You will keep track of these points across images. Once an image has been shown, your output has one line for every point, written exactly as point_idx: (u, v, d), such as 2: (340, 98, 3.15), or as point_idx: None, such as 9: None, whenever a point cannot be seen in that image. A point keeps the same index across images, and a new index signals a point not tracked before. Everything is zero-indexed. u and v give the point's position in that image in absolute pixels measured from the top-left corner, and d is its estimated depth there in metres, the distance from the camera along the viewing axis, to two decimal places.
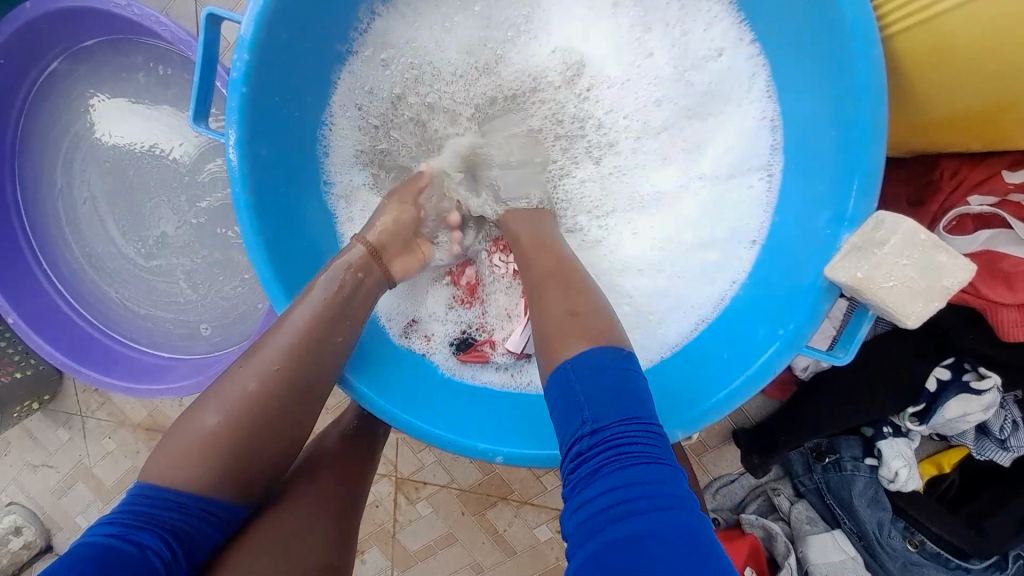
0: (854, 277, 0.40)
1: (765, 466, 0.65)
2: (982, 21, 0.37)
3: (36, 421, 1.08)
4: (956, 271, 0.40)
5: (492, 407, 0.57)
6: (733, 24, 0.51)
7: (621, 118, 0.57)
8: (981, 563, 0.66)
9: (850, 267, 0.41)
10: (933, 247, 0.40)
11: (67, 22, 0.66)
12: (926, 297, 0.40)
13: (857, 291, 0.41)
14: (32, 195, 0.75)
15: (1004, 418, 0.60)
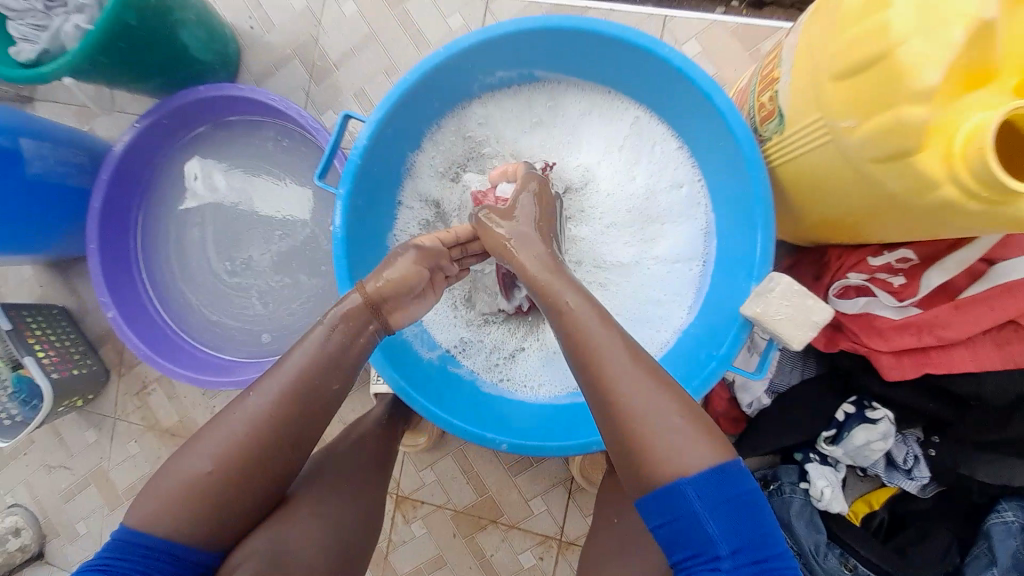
0: (755, 311, 0.59)
1: None
2: (815, 158, 0.55)
3: (64, 422, 1.16)
4: (822, 311, 0.59)
5: (506, 409, 0.74)
6: (689, 166, 0.76)
7: (611, 208, 0.80)
8: None
9: (752, 305, 0.60)
10: (805, 295, 0.59)
11: (222, 102, 0.88)
12: (803, 328, 0.58)
13: (758, 321, 0.59)
14: (149, 218, 0.94)
15: (906, 452, 0.75)
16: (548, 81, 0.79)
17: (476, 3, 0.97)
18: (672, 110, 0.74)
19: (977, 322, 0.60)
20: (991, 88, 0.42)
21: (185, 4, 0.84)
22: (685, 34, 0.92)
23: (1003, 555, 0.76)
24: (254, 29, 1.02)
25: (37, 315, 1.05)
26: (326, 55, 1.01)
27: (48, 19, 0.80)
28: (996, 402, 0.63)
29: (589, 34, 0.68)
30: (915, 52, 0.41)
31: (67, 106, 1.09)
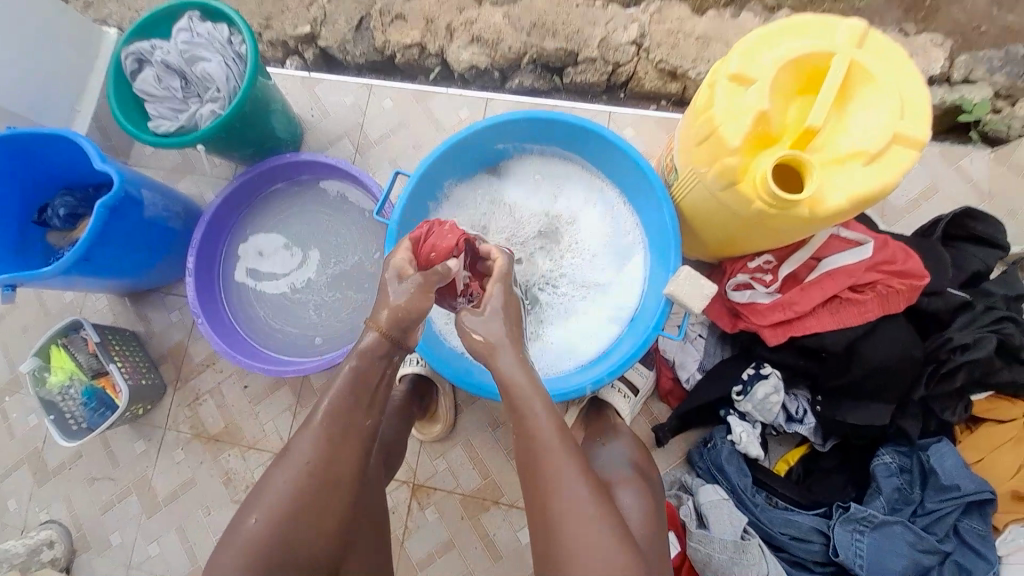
0: (671, 290, 0.91)
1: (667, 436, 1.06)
2: (694, 195, 0.90)
3: (115, 434, 1.34)
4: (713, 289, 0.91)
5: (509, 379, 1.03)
6: (627, 210, 1.12)
7: (574, 239, 1.14)
8: (818, 513, 0.99)
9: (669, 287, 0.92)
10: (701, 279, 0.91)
11: (298, 167, 1.20)
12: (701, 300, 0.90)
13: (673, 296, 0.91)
14: (230, 251, 1.22)
15: (796, 404, 1.01)
16: (536, 149, 1.15)
17: (479, 100, 1.37)
18: (616, 172, 1.10)
19: (814, 297, 0.92)
20: (773, 148, 0.77)
21: (275, 99, 1.19)
22: (625, 122, 1.33)
23: (887, 489, 0.95)
24: (314, 116, 1.38)
25: (116, 336, 1.28)
26: (367, 135, 1.37)
27: (183, 104, 1.14)
28: (838, 351, 0.94)
29: (564, 123, 1.05)
30: (729, 131, 0.76)
31: (158, 170, 1.39)
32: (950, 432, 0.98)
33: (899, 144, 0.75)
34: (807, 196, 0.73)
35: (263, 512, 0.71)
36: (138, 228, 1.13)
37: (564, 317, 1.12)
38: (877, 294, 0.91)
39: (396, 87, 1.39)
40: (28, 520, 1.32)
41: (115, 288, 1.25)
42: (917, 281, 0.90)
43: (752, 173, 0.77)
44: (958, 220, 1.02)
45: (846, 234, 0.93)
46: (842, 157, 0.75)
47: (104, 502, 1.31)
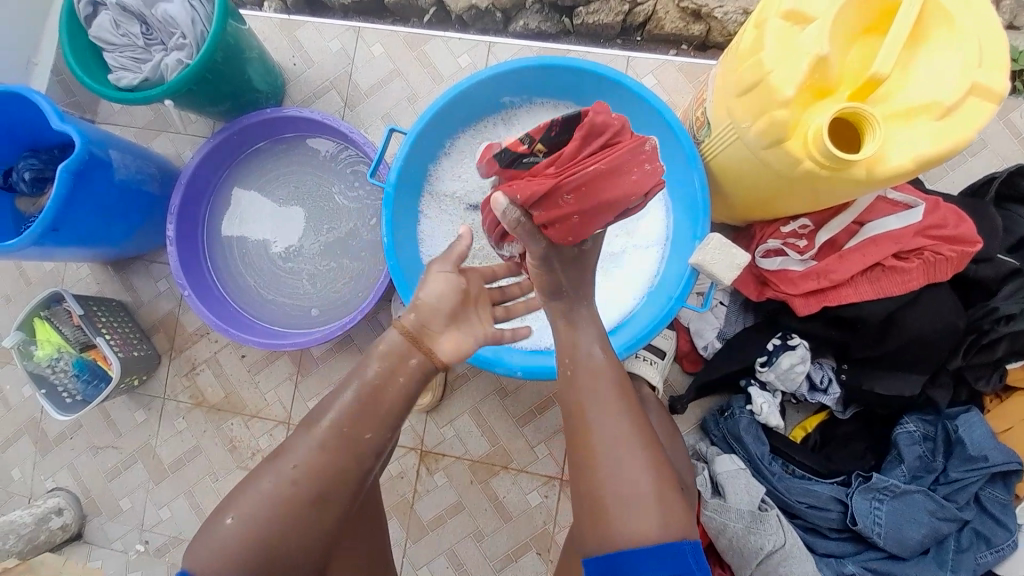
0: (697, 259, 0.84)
1: (682, 403, 1.02)
2: (727, 153, 0.81)
3: (114, 403, 1.27)
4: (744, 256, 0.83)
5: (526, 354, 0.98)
6: (650, 166, 1.01)
7: None
8: (835, 482, 0.95)
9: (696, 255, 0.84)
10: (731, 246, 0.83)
11: (283, 122, 1.08)
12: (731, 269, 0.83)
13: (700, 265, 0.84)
14: (213, 216, 1.13)
15: (822, 374, 0.96)
16: (548, 103, 1.03)
17: (481, 44, 1.22)
18: (641, 129, 0.99)
19: (854, 265, 0.86)
20: (831, 99, 0.67)
21: (250, 45, 1.05)
22: (644, 69, 1.19)
23: (909, 457, 0.92)
24: (297, 65, 1.24)
25: (101, 306, 1.20)
26: (357, 86, 1.23)
27: (147, 53, 1.00)
28: (874, 323, 0.88)
29: (584, 71, 0.94)
30: (779, 79, 0.65)
31: (128, 127, 1.26)
32: (978, 401, 0.94)
33: (977, 95, 0.64)
34: (867, 156, 0.64)
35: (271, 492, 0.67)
36: (112, 193, 1.04)
37: None
38: (923, 262, 0.84)
39: (387, 31, 1.23)
40: (36, 488, 1.26)
41: (94, 257, 1.16)
42: (969, 246, 0.83)
43: (804, 128, 0.67)
44: (1010, 178, 0.94)
45: (894, 195, 0.86)
46: (911, 109, 0.65)
47: (109, 469, 1.25)
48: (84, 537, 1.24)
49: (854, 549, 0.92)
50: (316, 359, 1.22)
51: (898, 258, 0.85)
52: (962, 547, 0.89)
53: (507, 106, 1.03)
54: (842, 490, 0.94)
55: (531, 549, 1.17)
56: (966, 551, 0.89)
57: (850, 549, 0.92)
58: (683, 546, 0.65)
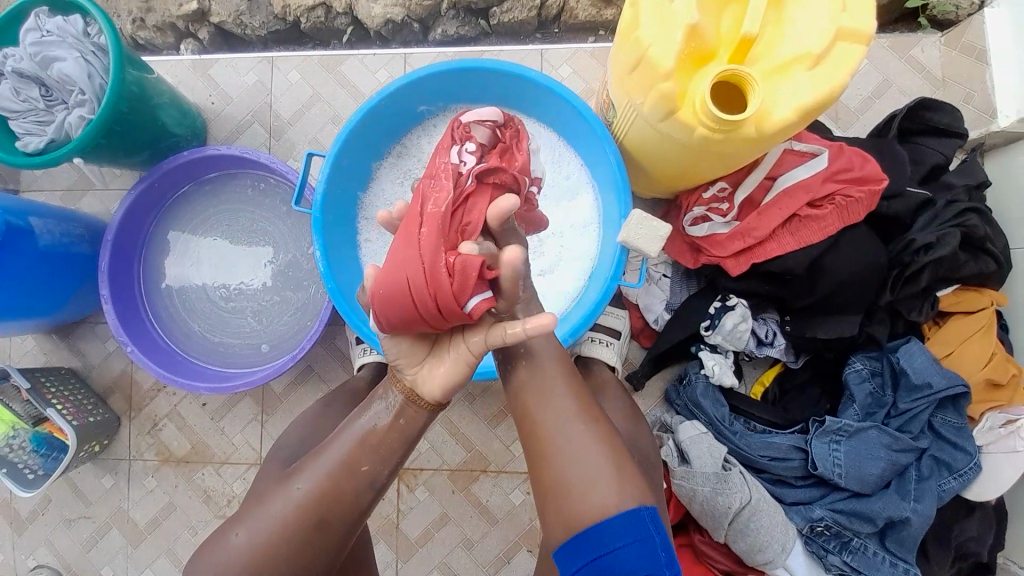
0: (623, 236, 0.86)
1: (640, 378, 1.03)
2: (633, 131, 0.83)
3: (79, 473, 1.23)
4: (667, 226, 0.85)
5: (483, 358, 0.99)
6: (572, 155, 1.03)
7: None
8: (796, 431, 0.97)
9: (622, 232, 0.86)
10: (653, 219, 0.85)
11: (206, 163, 1.08)
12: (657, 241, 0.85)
13: (627, 242, 0.85)
14: (149, 267, 1.11)
15: (766, 329, 0.98)
16: (461, 105, 1.04)
17: (397, 57, 1.23)
18: (555, 118, 1.00)
19: (773, 219, 0.88)
20: (711, 65, 0.69)
21: (159, 91, 1.04)
22: (558, 60, 1.21)
23: (861, 395, 0.95)
24: (215, 103, 1.23)
25: (49, 375, 1.17)
26: (281, 116, 1.23)
27: (50, 115, 0.98)
28: (802, 273, 0.90)
29: (489, 71, 0.95)
30: (657, 52, 0.67)
31: (53, 191, 1.24)
32: (918, 331, 0.98)
33: (845, 40, 0.67)
34: (751, 115, 0.66)
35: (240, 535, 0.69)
36: (39, 261, 1.02)
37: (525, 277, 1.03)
38: (836, 207, 0.87)
39: (301, 56, 1.24)
40: (12, 572, 1.22)
41: (34, 329, 1.14)
42: (877, 185, 0.87)
43: (691, 97, 0.70)
44: (913, 113, 0.98)
45: (800, 146, 0.88)
46: (786, 63, 0.67)
47: (84, 541, 1.21)
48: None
49: (820, 493, 0.94)
50: (279, 394, 1.21)
51: (813, 206, 0.88)
52: (924, 475, 0.91)
53: (424, 116, 1.04)
54: (802, 438, 0.96)
55: (522, 547, 1.17)
56: (928, 479, 0.91)
57: (816, 494, 0.94)
58: (643, 514, 0.63)
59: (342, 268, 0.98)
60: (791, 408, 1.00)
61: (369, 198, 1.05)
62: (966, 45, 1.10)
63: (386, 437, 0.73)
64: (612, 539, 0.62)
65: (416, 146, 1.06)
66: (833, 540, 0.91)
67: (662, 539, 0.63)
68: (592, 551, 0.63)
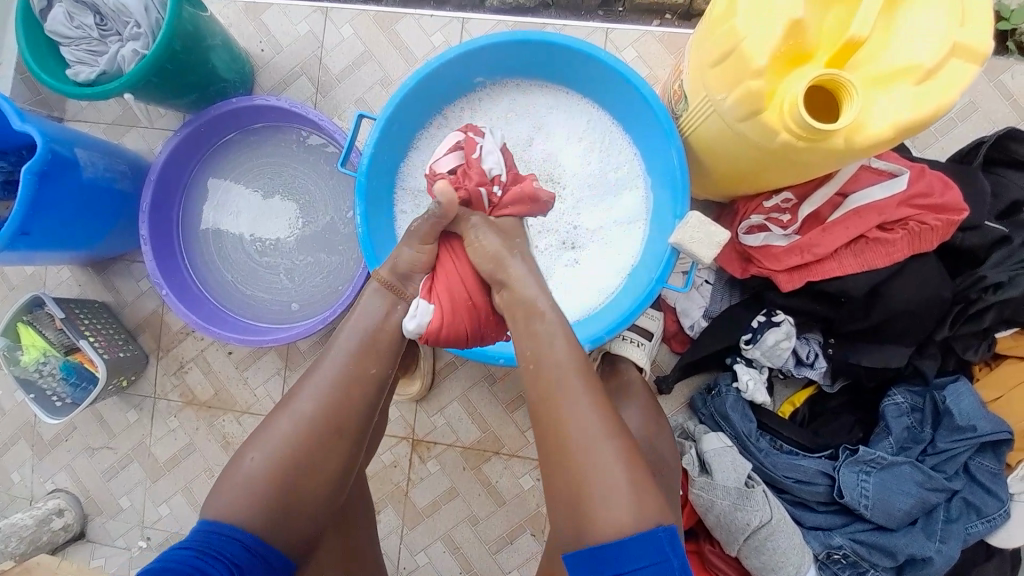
0: (678, 237, 0.82)
1: (668, 382, 1.01)
2: (704, 128, 0.78)
3: (105, 404, 1.27)
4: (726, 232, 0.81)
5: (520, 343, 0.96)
6: (628, 144, 0.99)
7: (572, 177, 1.00)
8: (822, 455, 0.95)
9: (676, 233, 0.82)
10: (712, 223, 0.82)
11: (252, 112, 1.05)
12: (713, 246, 0.82)
13: (681, 244, 0.82)
14: (187, 212, 1.11)
15: (808, 349, 0.95)
16: (517, 81, 1.00)
17: (454, 21, 1.18)
18: (615, 102, 0.96)
19: (837, 239, 0.84)
20: (806, 66, 0.64)
21: (213, 32, 1.01)
22: (624, 42, 1.15)
23: (897, 429, 0.92)
24: (265, 51, 1.19)
25: (84, 307, 1.19)
26: (329, 71, 1.19)
27: (102, 45, 0.96)
28: (858, 297, 0.86)
29: (553, 46, 0.90)
30: (752, 46, 0.62)
31: (98, 124, 1.23)
32: (967, 370, 0.94)
33: (957, 56, 0.62)
34: (844, 125, 0.61)
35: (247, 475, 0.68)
36: (82, 194, 1.02)
37: (565, 267, 1.00)
38: (908, 232, 0.82)
39: (356, 10, 1.19)
40: (38, 489, 1.27)
41: (71, 260, 1.15)
42: (955, 214, 0.82)
43: (780, 98, 0.65)
44: (1000, 142, 0.91)
45: (878, 164, 0.83)
46: (891, 73, 0.62)
47: (105, 469, 1.26)
48: (89, 535, 1.26)
49: (841, 521, 0.93)
50: (304, 352, 1.22)
51: (883, 229, 0.84)
52: (953, 518, 0.89)
53: (479, 87, 1.00)
54: (829, 463, 0.94)
55: (525, 530, 1.18)
56: (956, 522, 0.89)
57: (837, 522, 0.93)
58: (660, 537, 0.62)
59: (381, 235, 0.97)
60: (820, 432, 0.98)
61: (414, 167, 1.03)
62: None
63: (375, 386, 0.75)
64: (631, 560, 0.62)
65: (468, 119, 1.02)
66: (848, 568, 0.91)
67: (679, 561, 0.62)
68: (610, 568, 0.62)
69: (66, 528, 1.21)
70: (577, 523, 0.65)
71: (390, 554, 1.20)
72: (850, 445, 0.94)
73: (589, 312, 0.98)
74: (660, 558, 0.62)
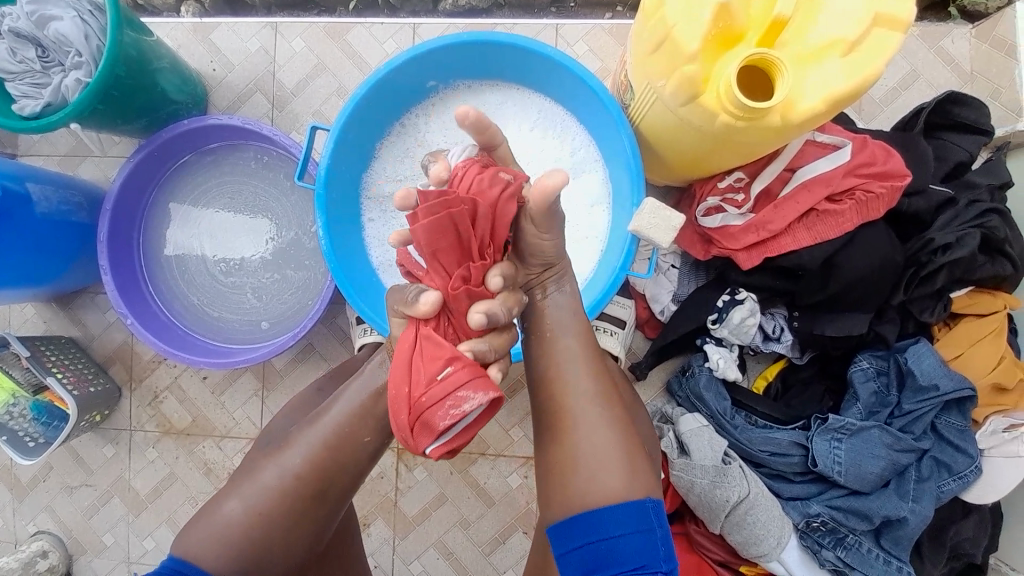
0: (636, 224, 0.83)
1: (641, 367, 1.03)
2: (651, 116, 0.80)
3: (80, 441, 1.24)
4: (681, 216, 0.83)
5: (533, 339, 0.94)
6: (584, 136, 1.00)
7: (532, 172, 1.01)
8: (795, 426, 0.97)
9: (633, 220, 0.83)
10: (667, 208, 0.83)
11: (206, 132, 1.04)
12: (670, 230, 0.83)
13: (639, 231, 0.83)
14: (148, 237, 1.09)
15: (774, 323, 0.97)
16: (468, 83, 1.01)
17: (406, 26, 1.18)
18: (567, 96, 0.97)
19: (789, 213, 0.86)
20: (738, 47, 0.65)
21: (159, 55, 1.00)
22: (574, 36, 1.16)
23: (865, 394, 0.94)
24: (217, 70, 1.19)
25: (50, 344, 1.16)
26: (283, 85, 1.18)
27: (46, 77, 0.94)
28: (815, 269, 0.88)
29: (500, 45, 0.91)
30: (684, 32, 0.63)
31: (51, 157, 1.21)
32: (928, 331, 0.96)
33: (881, 26, 0.64)
34: (778, 102, 0.63)
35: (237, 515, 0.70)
36: (36, 229, 1.00)
37: None
38: (855, 202, 0.85)
39: (306, 23, 1.19)
40: (16, 534, 1.24)
41: (34, 296, 1.12)
42: (900, 180, 0.84)
43: (715, 81, 0.66)
44: (940, 107, 0.94)
45: (822, 138, 0.86)
46: (820, 48, 0.64)
47: (86, 508, 1.23)
48: None
49: (818, 490, 0.95)
50: (280, 371, 1.21)
51: (833, 200, 0.86)
52: (924, 476, 0.91)
53: (432, 91, 1.01)
54: (802, 433, 0.96)
55: (517, 529, 1.18)
56: (927, 480, 0.91)
57: (814, 490, 0.95)
58: (647, 507, 0.65)
59: (347, 245, 0.96)
60: (792, 404, 0.99)
61: (375, 175, 1.03)
62: (996, 37, 1.06)
63: (358, 432, 0.75)
64: (615, 525, 0.65)
65: (422, 122, 1.02)
66: (828, 535, 0.92)
67: (663, 533, 0.65)
68: (587, 535, 0.65)
69: (49, 572, 1.18)
70: (563, 510, 0.68)
71: (384, 566, 1.19)
72: (823, 414, 0.96)
73: None
74: (640, 523, 0.65)
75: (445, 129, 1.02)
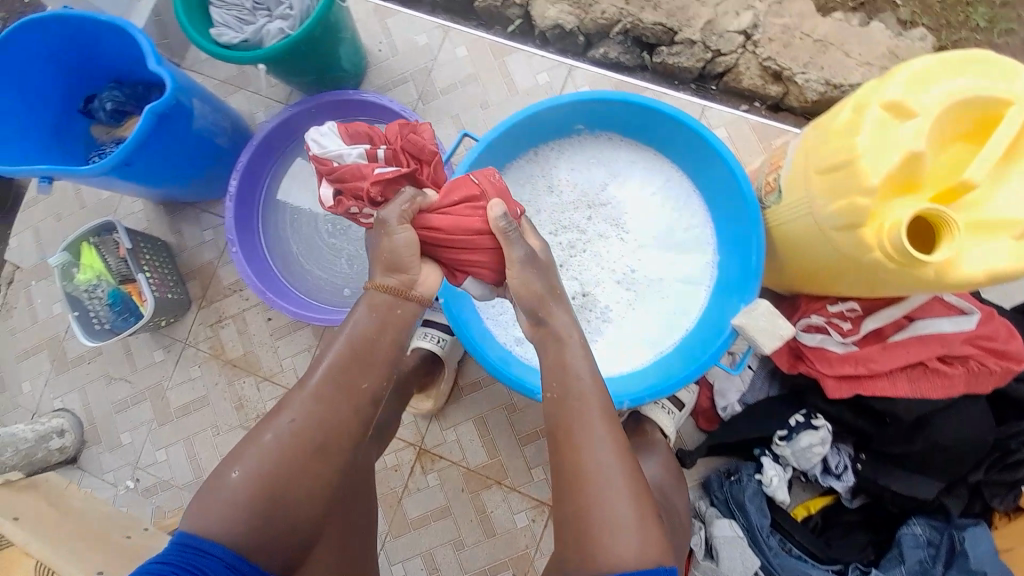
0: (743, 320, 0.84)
1: (690, 456, 1.01)
2: (790, 226, 0.82)
3: (136, 338, 1.29)
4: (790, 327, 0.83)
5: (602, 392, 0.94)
6: (704, 216, 1.03)
7: (644, 235, 1.03)
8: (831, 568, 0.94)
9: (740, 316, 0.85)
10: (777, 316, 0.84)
11: (360, 105, 1.12)
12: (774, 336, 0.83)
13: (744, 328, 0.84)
14: (273, 178, 1.16)
15: (838, 459, 0.94)
16: (611, 136, 1.05)
17: (563, 66, 1.25)
18: (702, 177, 1.00)
19: (895, 359, 0.85)
20: (911, 196, 0.67)
21: (346, 26, 1.08)
22: (716, 121, 1.20)
23: (910, 560, 0.89)
24: (382, 51, 1.28)
25: (149, 244, 1.23)
26: (436, 82, 1.26)
27: (251, 16, 1.04)
28: (904, 421, 0.87)
29: (657, 112, 0.95)
30: (868, 166, 0.65)
31: (211, 79, 1.31)
32: (993, 520, 0.92)
33: None
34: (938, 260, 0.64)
35: (336, 450, 0.67)
36: (186, 141, 1.08)
37: (621, 319, 1.02)
38: (967, 370, 0.84)
39: (474, 35, 1.27)
40: (48, 403, 1.28)
41: (150, 194, 1.18)
42: (1015, 364, 0.84)
43: (880, 219, 0.67)
44: None
45: (952, 298, 0.86)
46: (991, 223, 0.65)
47: (117, 402, 1.27)
48: (81, 461, 1.26)
49: None
50: None
51: (942, 361, 0.85)
52: None
53: (576, 133, 1.05)
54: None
55: (507, 569, 1.16)
56: None
57: None
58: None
59: None
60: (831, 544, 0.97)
61: None
62: None
63: None
64: None
65: (558, 157, 1.06)
66: None
67: None
68: None
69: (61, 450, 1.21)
70: None
71: None
72: (862, 565, 0.93)
73: (635, 367, 0.99)
74: None
75: (575, 169, 1.06)
